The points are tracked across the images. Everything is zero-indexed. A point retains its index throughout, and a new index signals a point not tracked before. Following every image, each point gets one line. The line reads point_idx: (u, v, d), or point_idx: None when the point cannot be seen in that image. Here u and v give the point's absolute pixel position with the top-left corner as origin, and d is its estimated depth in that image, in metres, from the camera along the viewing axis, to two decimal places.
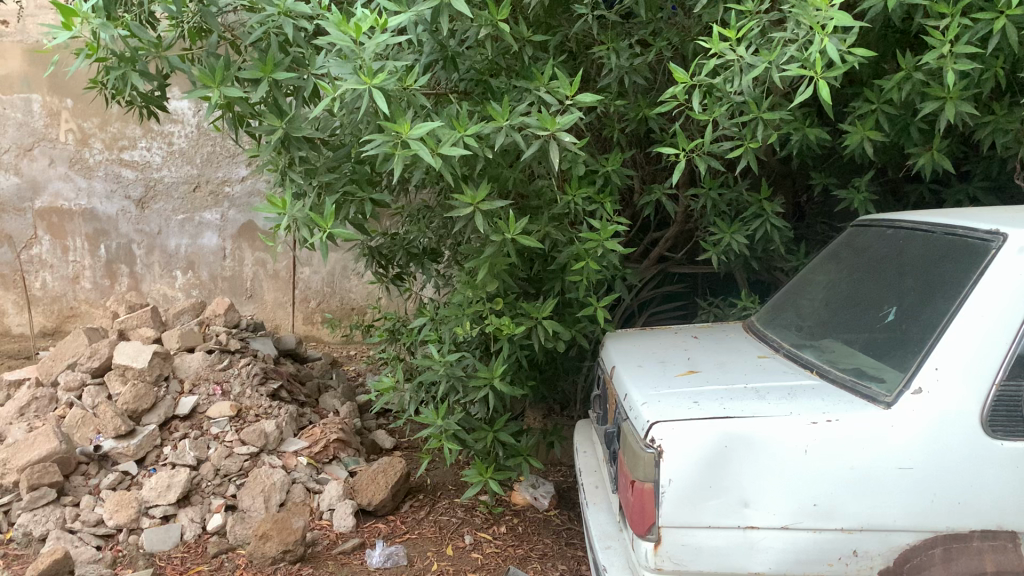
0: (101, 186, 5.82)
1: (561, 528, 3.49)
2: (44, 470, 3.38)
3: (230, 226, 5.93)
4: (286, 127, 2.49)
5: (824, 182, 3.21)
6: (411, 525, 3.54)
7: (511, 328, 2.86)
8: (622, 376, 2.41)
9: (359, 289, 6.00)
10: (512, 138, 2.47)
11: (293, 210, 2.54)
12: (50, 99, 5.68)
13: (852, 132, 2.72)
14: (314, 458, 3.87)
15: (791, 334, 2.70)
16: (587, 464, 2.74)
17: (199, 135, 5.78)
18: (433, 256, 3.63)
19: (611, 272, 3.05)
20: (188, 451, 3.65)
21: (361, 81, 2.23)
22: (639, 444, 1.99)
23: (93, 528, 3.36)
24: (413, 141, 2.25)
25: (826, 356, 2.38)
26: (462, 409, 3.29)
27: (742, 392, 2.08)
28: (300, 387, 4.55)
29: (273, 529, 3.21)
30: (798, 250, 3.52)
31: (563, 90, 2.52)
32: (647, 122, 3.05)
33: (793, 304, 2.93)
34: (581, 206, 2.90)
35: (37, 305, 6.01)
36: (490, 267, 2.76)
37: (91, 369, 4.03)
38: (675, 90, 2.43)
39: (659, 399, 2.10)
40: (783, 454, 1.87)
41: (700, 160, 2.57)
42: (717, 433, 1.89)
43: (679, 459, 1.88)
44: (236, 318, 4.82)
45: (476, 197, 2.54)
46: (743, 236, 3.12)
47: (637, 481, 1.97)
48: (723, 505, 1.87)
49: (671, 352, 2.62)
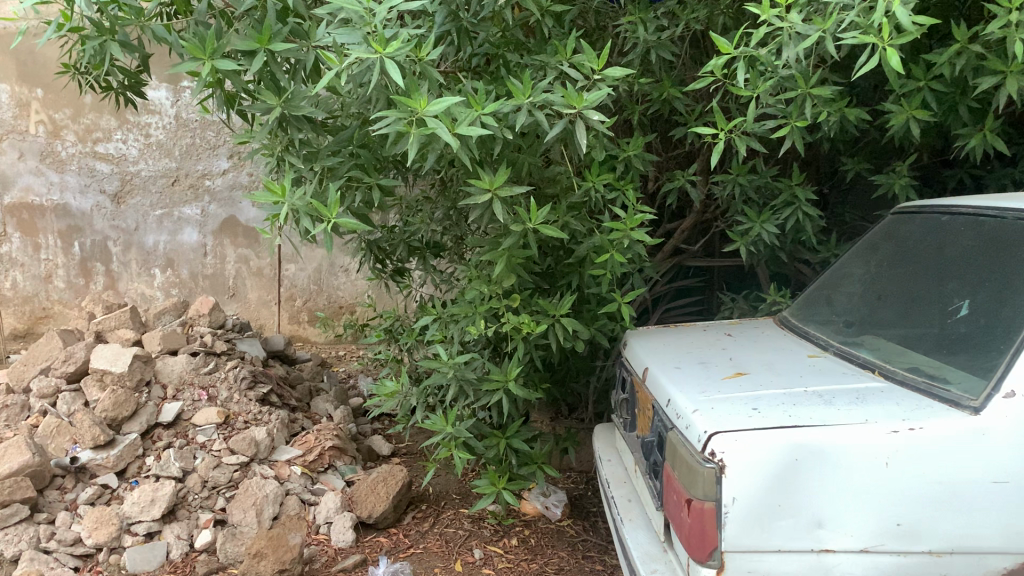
0: (74, 180, 5.52)
1: (576, 540, 3.26)
2: (15, 485, 3.09)
3: (212, 222, 5.64)
4: (284, 107, 2.22)
5: (858, 167, 3.02)
6: (415, 539, 3.31)
7: (530, 326, 2.63)
8: (661, 379, 2.18)
9: (348, 287, 5.76)
10: (533, 118, 2.23)
11: (293, 197, 2.28)
12: (20, 89, 5.36)
13: (897, 112, 2.51)
14: (308, 467, 3.62)
15: (838, 330, 2.49)
16: (614, 475, 2.53)
17: (178, 126, 5.48)
18: (437, 249, 3.38)
19: (635, 265, 2.83)
20: (173, 462, 3.40)
21: (371, 50, 2.00)
22: (695, 458, 1.76)
23: (70, 547, 3.09)
24: (430, 118, 2.00)
25: (887, 356, 2.17)
26: (472, 415, 3.06)
27: (804, 397, 1.87)
28: (290, 391, 4.30)
29: (268, 547, 2.98)
30: (827, 240, 3.32)
31: (589, 65, 2.26)
32: (672, 102, 2.83)
33: (830, 295, 2.72)
34: (601, 193, 2.68)
35: (7, 306, 5.71)
36: (507, 261, 2.52)
37: (66, 374, 3.75)
38: (715, 62, 2.20)
39: (712, 405, 1.88)
40: (862, 469, 1.65)
41: (740, 141, 2.35)
42: (787, 445, 1.67)
43: (744, 476, 1.66)
44: (221, 318, 4.54)
45: (494, 182, 2.29)
46: (774, 226, 2.91)
47: (694, 499, 1.75)
48: (794, 526, 1.66)
49: (709, 350, 2.40)
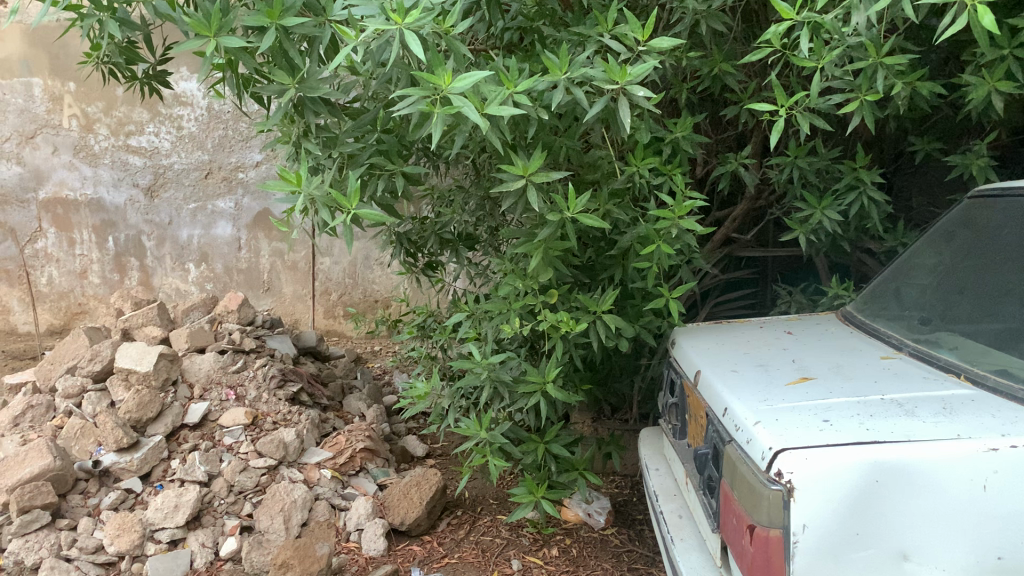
0: (107, 174, 5.43)
1: (621, 550, 3.06)
2: (36, 490, 2.98)
3: (245, 215, 5.51)
4: (298, 88, 2.04)
5: (929, 147, 2.84)
6: (449, 547, 3.13)
7: (569, 324, 2.42)
8: (714, 383, 1.97)
9: (383, 280, 5.58)
10: (571, 95, 2.01)
11: (310, 186, 2.09)
12: (52, 83, 5.30)
13: (977, 83, 2.26)
14: (338, 470, 3.46)
15: (913, 327, 2.23)
16: (663, 486, 2.33)
17: (210, 118, 5.34)
18: (470, 242, 3.18)
19: (684, 256, 2.61)
20: (198, 465, 3.26)
21: (391, 21, 1.81)
22: (759, 478, 1.56)
23: (91, 555, 2.97)
24: (455, 97, 1.80)
25: (972, 357, 1.92)
26: (509, 418, 2.87)
27: (882, 407, 1.65)
28: (322, 389, 4.15)
29: (294, 557, 2.83)
30: (894, 228, 3.08)
31: (634, 35, 2.04)
32: (725, 78, 2.61)
33: (899, 287, 2.47)
34: (647, 179, 2.45)
35: (44, 302, 5.70)
36: (544, 254, 2.31)
37: (92, 373, 3.63)
38: (776, 30, 1.98)
39: (777, 416, 1.67)
40: (956, 493, 1.42)
41: (803, 118, 2.12)
42: (866, 464, 1.46)
43: (816, 499, 1.45)
44: (251, 314, 4.40)
45: (528, 167, 2.08)
46: (836, 213, 2.67)
47: (757, 526, 1.55)
48: (875, 558, 1.44)
49: (769, 351, 2.18)
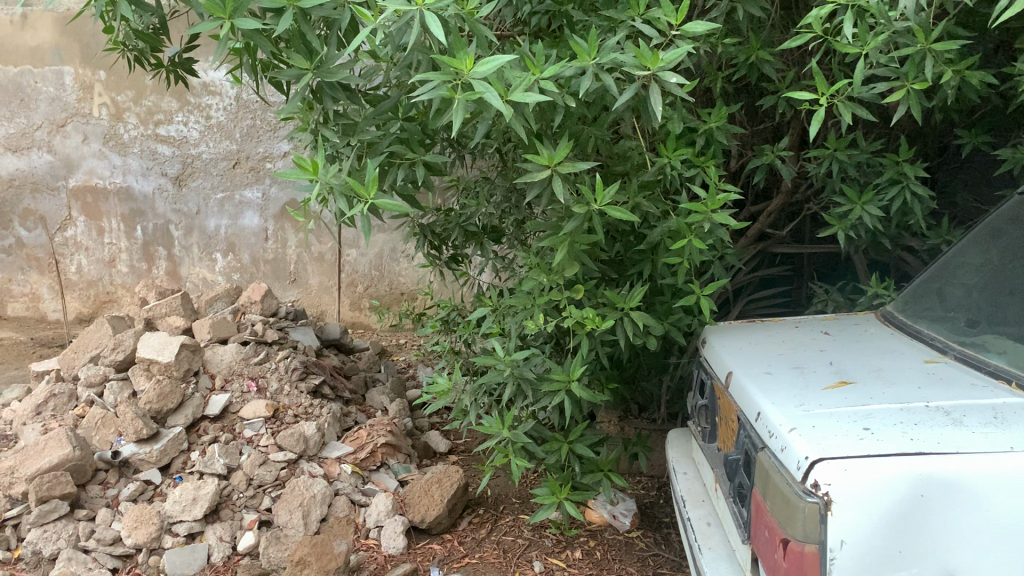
0: (136, 162, 5.43)
1: (647, 554, 2.97)
2: (55, 480, 2.95)
3: (272, 206, 5.45)
4: (316, 72, 1.97)
5: (977, 140, 2.72)
6: (470, 547, 3.06)
7: (594, 321, 2.32)
8: (747, 385, 1.88)
9: (410, 273, 5.51)
10: (600, 82, 1.92)
11: (327, 175, 2.01)
12: (83, 71, 5.30)
13: None
14: (359, 465, 3.40)
15: (959, 328, 2.11)
16: (691, 491, 2.23)
17: (238, 108, 5.29)
18: (495, 235, 3.09)
19: (715, 252, 2.51)
20: (217, 458, 3.21)
21: (411, 3, 1.73)
22: (795, 490, 1.46)
23: (109, 547, 2.94)
24: (477, 81, 1.71)
25: (1022, 361, 1.80)
26: (532, 416, 2.79)
27: (927, 415, 1.54)
28: (345, 382, 4.09)
29: (311, 555, 2.77)
30: (937, 225, 2.95)
31: (666, 19, 1.94)
32: (761, 66, 2.51)
33: (943, 285, 2.34)
34: (678, 170, 2.36)
35: (73, 290, 5.74)
36: (570, 248, 2.22)
37: (114, 363, 3.59)
38: (818, 14, 1.87)
39: (812, 422, 1.57)
40: (1009, 511, 1.32)
41: (844, 107, 2.01)
42: (911, 478, 1.36)
43: (856, 514, 1.35)
44: (274, 306, 4.35)
45: (554, 157, 2.00)
46: (877, 208, 2.55)
47: (791, 540, 1.46)
48: None
49: (805, 352, 2.07)
